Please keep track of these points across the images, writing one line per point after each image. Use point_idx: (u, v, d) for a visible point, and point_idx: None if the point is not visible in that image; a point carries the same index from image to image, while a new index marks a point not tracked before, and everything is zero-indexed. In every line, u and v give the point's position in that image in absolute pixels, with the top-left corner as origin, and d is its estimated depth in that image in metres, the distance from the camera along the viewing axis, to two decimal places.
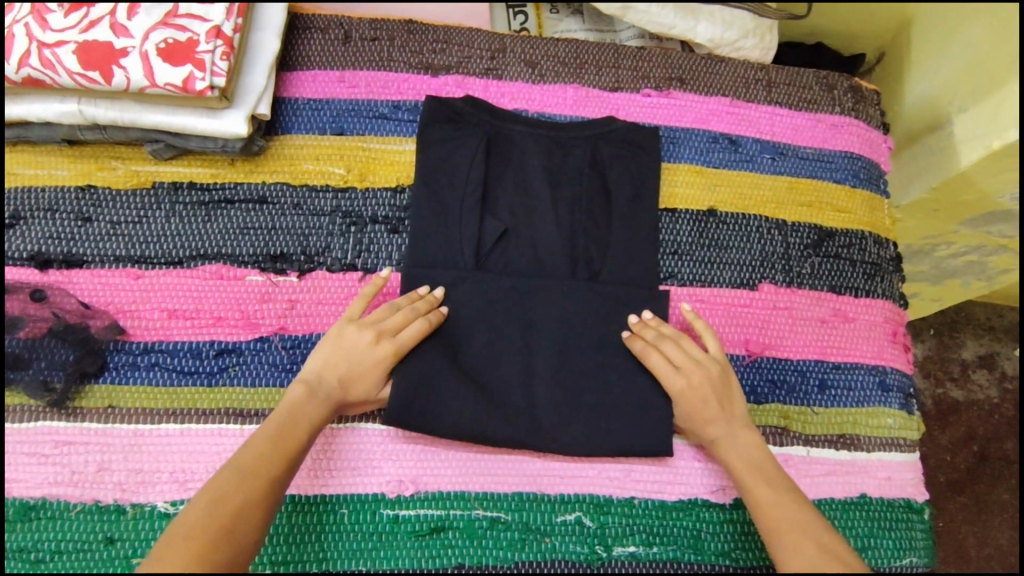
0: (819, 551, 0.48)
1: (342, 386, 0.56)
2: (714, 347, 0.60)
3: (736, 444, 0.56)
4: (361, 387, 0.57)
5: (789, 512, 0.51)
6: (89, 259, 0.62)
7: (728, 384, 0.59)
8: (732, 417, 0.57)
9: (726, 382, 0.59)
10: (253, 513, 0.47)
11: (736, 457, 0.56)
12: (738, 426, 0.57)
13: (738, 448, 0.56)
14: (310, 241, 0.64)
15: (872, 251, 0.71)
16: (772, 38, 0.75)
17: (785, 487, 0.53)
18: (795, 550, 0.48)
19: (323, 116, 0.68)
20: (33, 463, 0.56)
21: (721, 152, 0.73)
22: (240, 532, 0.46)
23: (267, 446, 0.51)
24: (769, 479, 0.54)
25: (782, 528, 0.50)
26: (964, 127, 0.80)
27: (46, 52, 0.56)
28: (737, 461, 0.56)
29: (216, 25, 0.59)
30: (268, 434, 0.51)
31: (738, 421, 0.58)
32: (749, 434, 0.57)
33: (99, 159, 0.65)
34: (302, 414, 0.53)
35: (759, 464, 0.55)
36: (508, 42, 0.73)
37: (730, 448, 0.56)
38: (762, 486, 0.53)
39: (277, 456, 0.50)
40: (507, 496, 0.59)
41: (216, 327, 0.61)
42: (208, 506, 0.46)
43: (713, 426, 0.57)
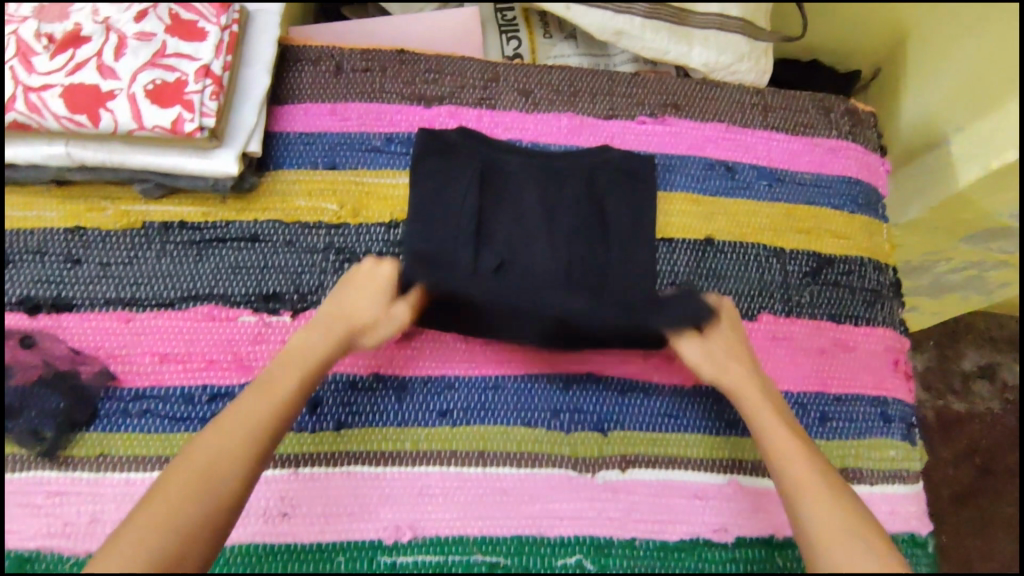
0: (845, 516, 0.50)
1: (350, 309, 0.59)
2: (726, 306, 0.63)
3: (751, 393, 0.58)
4: (371, 305, 0.59)
5: (800, 463, 0.53)
6: (79, 302, 0.61)
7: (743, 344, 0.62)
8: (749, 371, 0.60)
9: (737, 340, 0.62)
10: (244, 458, 0.49)
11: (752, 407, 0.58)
12: (755, 379, 0.60)
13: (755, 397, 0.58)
14: (304, 280, 0.63)
15: (872, 278, 0.71)
16: (766, 61, 0.75)
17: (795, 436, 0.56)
18: (820, 509, 0.51)
19: (314, 150, 0.68)
20: (25, 514, 0.56)
21: (718, 180, 0.72)
22: (232, 467, 0.49)
23: (286, 379, 0.54)
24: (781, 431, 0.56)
25: (791, 476, 0.53)
26: (963, 146, 0.80)
27: (33, 96, 0.56)
28: (751, 410, 0.58)
29: (205, 64, 0.58)
30: (287, 369, 0.55)
31: (754, 374, 0.60)
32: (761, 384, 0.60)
33: (88, 199, 0.64)
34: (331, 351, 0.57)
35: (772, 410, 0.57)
36: (501, 71, 0.73)
37: (745, 398, 0.58)
38: (771, 434, 0.56)
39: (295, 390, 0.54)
40: (506, 540, 0.58)
41: (209, 370, 0.60)
42: (223, 436, 0.50)
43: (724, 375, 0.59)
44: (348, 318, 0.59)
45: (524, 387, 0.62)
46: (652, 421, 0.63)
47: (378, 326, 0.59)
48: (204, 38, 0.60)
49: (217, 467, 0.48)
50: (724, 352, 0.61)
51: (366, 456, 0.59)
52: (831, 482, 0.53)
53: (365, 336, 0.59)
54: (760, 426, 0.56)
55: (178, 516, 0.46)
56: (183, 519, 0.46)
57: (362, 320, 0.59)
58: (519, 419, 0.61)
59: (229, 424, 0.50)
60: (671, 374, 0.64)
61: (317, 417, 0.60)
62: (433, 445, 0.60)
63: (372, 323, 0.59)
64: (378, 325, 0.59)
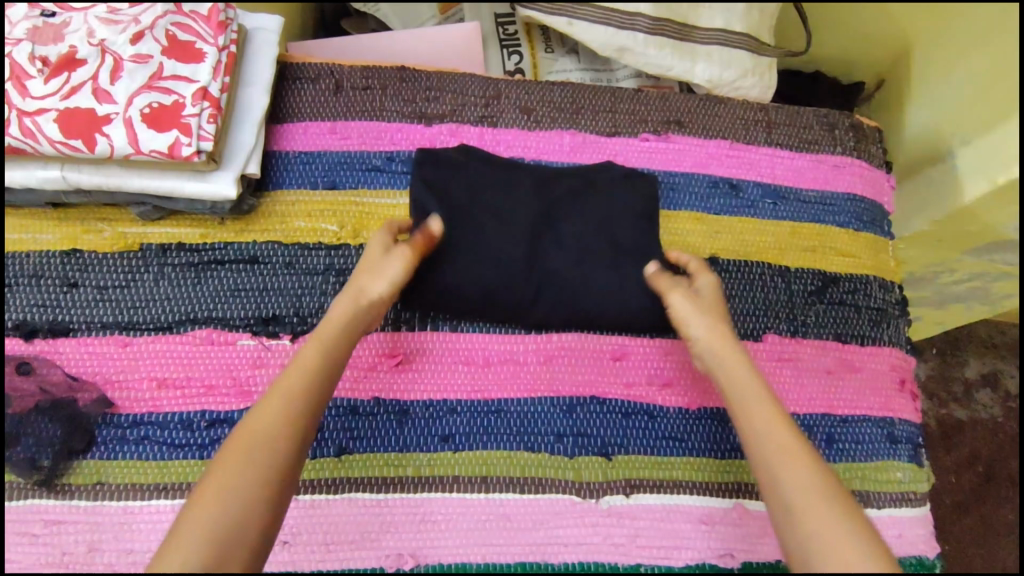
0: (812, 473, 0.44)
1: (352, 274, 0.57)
2: (706, 275, 0.61)
3: (716, 344, 0.54)
4: (366, 260, 0.57)
5: (767, 419, 0.48)
6: (75, 327, 0.60)
7: (720, 304, 0.58)
8: (716, 327, 0.55)
9: (712, 300, 0.58)
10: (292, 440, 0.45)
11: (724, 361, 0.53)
12: (723, 332, 0.55)
13: (723, 350, 0.54)
14: (303, 302, 0.62)
15: (877, 296, 0.70)
16: (771, 77, 0.75)
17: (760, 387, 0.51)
18: (787, 466, 0.45)
19: (314, 170, 0.67)
20: (22, 544, 0.55)
21: (722, 198, 0.71)
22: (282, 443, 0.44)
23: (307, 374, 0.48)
24: (745, 383, 0.51)
25: (755, 429, 0.48)
26: (968, 162, 0.78)
27: (27, 121, 0.55)
28: (722, 363, 0.53)
29: (203, 86, 0.58)
30: (307, 365, 0.49)
31: (723, 328, 0.56)
32: (731, 336, 0.55)
33: (85, 222, 0.63)
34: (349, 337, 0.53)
35: (742, 362, 0.53)
36: (502, 88, 0.72)
37: (715, 353, 0.54)
38: (734, 387, 0.51)
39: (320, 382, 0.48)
40: (510, 567, 0.57)
41: (207, 396, 0.59)
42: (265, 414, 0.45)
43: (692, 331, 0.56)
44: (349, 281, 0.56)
45: (528, 411, 0.62)
46: (657, 444, 0.62)
47: (375, 274, 0.56)
48: (201, 60, 0.59)
49: (256, 473, 0.42)
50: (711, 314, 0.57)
51: (369, 482, 0.58)
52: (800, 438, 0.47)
53: (364, 287, 0.55)
54: (727, 378, 0.52)
55: (223, 530, 0.40)
56: (231, 534, 0.40)
57: (358, 275, 0.56)
58: (522, 443, 0.60)
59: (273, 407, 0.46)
60: (676, 396, 0.63)
61: (318, 443, 0.59)
62: (435, 471, 0.59)
63: (367, 274, 0.56)
64: (375, 272, 0.56)
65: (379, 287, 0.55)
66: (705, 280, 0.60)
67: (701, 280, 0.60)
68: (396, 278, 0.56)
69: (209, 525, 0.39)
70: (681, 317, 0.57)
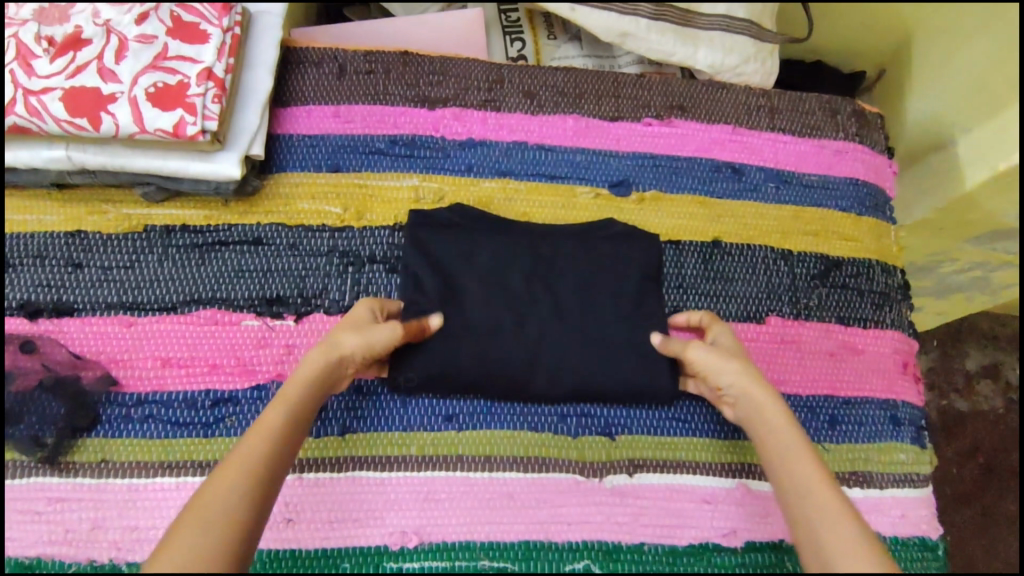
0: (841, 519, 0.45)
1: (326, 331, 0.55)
2: (720, 333, 0.60)
3: (755, 393, 0.54)
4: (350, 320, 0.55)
5: (810, 481, 0.48)
6: (80, 307, 0.60)
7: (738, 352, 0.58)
8: (755, 374, 0.55)
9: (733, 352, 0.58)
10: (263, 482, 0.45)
11: (765, 417, 0.53)
12: (761, 379, 0.55)
13: (766, 401, 0.53)
14: (307, 283, 0.63)
15: (880, 280, 0.70)
16: (773, 62, 0.74)
17: (805, 444, 0.51)
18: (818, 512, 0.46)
19: (318, 153, 0.67)
20: (26, 521, 0.55)
21: (725, 182, 0.71)
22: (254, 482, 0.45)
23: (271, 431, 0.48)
24: (789, 438, 0.51)
25: (801, 492, 0.48)
26: (971, 148, 0.79)
27: (33, 99, 0.55)
28: (761, 416, 0.53)
29: (207, 67, 0.58)
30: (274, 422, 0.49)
31: (759, 375, 0.55)
32: (767, 384, 0.55)
33: (89, 203, 0.63)
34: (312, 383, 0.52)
35: (782, 415, 0.53)
36: (505, 73, 0.72)
37: (754, 404, 0.54)
38: (778, 442, 0.51)
39: (283, 442, 0.48)
40: (513, 545, 0.57)
41: (211, 375, 0.59)
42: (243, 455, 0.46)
43: (727, 380, 0.55)
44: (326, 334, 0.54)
45: None
46: (660, 424, 0.62)
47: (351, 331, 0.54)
48: (206, 41, 0.60)
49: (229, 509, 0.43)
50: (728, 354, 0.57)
51: (374, 461, 0.58)
52: (844, 500, 0.47)
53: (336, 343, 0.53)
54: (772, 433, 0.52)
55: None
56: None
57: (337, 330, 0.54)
58: (525, 424, 0.61)
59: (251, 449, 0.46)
60: None
61: (323, 421, 0.59)
62: (439, 450, 0.59)
63: (346, 330, 0.54)
64: (353, 330, 0.54)
65: (351, 346, 0.53)
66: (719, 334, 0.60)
67: (718, 333, 0.60)
68: (371, 340, 0.54)
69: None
70: (710, 365, 0.56)
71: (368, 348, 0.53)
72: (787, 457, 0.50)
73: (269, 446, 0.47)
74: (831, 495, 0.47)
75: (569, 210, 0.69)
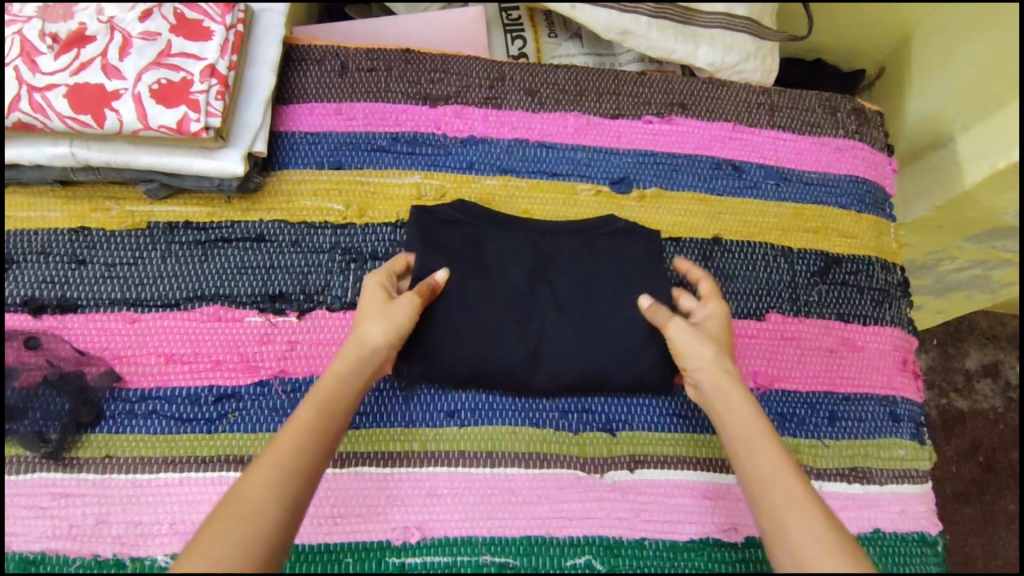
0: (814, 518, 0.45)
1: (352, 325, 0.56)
2: (710, 304, 0.60)
3: (721, 381, 0.54)
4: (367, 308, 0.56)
5: (782, 478, 0.48)
6: (84, 303, 0.61)
7: (723, 331, 0.59)
8: (722, 362, 0.56)
9: (716, 332, 0.58)
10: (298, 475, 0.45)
11: (730, 407, 0.53)
12: (728, 369, 0.55)
13: (732, 391, 0.54)
14: (310, 280, 0.63)
15: (879, 278, 0.71)
16: (772, 60, 0.74)
17: (770, 435, 0.51)
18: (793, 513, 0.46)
19: (320, 150, 0.67)
20: (30, 516, 0.55)
21: (725, 179, 0.72)
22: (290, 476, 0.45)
23: (303, 432, 0.47)
24: (754, 429, 0.51)
25: (768, 485, 0.48)
26: (970, 147, 0.78)
27: (37, 96, 0.55)
28: (726, 405, 0.53)
29: (210, 64, 0.59)
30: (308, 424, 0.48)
31: (726, 364, 0.56)
32: (734, 373, 0.55)
33: (93, 200, 0.63)
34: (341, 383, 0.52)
35: (749, 406, 0.53)
36: (507, 70, 0.72)
37: (719, 391, 0.54)
38: (745, 436, 0.51)
39: (320, 440, 0.47)
40: (515, 540, 0.57)
41: (214, 371, 0.59)
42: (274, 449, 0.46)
43: (697, 364, 0.56)
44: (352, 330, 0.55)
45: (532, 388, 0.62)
46: (661, 420, 0.62)
47: (375, 322, 0.55)
48: (209, 38, 0.60)
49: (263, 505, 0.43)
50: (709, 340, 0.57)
51: (376, 456, 0.59)
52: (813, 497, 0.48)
53: (362, 336, 0.54)
54: (735, 422, 0.52)
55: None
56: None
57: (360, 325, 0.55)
58: (527, 420, 0.61)
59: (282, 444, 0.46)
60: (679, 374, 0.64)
61: None
62: (441, 446, 0.59)
63: (368, 322, 0.55)
64: (376, 321, 0.55)
65: (379, 335, 0.54)
66: (710, 309, 0.59)
67: (708, 307, 0.60)
68: (396, 323, 0.55)
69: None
70: (685, 345, 0.57)
71: (397, 332, 0.55)
72: (754, 448, 0.50)
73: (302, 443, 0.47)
74: (800, 491, 0.47)
75: (570, 207, 0.69)
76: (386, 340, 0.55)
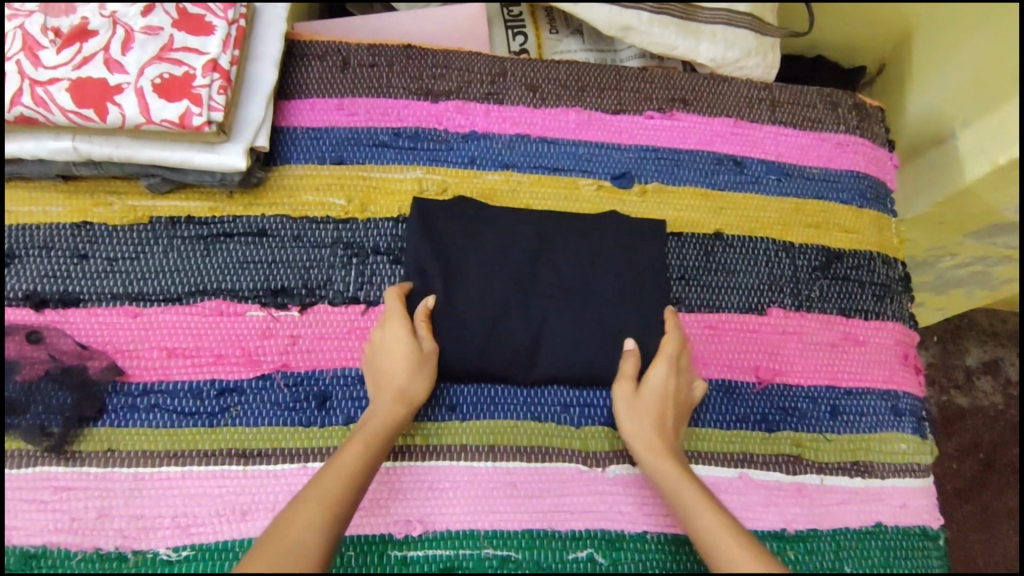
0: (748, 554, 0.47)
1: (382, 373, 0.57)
2: (657, 367, 0.58)
3: (659, 462, 0.55)
4: (406, 360, 0.57)
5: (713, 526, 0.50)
6: (86, 297, 0.61)
7: (663, 399, 0.58)
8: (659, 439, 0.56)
9: (654, 401, 0.57)
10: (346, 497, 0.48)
11: (670, 476, 0.54)
12: (662, 447, 0.56)
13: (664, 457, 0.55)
14: (312, 274, 0.63)
15: (881, 272, 0.71)
16: (773, 57, 0.75)
17: (715, 505, 0.51)
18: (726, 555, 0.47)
19: (322, 145, 0.67)
20: (31, 510, 0.55)
21: (726, 174, 0.72)
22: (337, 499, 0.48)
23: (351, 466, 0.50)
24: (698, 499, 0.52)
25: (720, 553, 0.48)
26: (969, 142, 0.78)
27: (39, 90, 0.56)
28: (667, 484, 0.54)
29: (212, 59, 0.59)
30: (336, 476, 0.49)
31: (663, 440, 0.56)
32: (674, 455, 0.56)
33: (94, 194, 0.64)
34: (390, 428, 0.54)
35: (688, 480, 0.53)
36: (508, 66, 0.72)
37: (656, 465, 0.55)
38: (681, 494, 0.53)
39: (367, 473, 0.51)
40: (517, 534, 0.57)
41: (217, 365, 0.59)
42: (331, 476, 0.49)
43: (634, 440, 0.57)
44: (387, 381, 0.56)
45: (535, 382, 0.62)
46: None
47: (419, 379, 0.57)
48: (211, 33, 0.60)
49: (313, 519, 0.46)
50: (643, 416, 0.57)
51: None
52: (761, 554, 0.47)
53: (408, 393, 0.56)
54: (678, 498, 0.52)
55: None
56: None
57: (401, 378, 0.56)
58: (529, 414, 0.61)
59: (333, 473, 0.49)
60: None
61: (327, 411, 0.59)
62: (443, 440, 0.59)
63: (412, 378, 0.57)
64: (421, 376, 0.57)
65: (421, 390, 0.57)
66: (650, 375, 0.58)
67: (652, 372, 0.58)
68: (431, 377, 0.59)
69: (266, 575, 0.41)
70: (624, 424, 0.58)
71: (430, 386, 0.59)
72: (700, 520, 0.50)
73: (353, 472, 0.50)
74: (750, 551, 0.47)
75: (571, 202, 0.69)
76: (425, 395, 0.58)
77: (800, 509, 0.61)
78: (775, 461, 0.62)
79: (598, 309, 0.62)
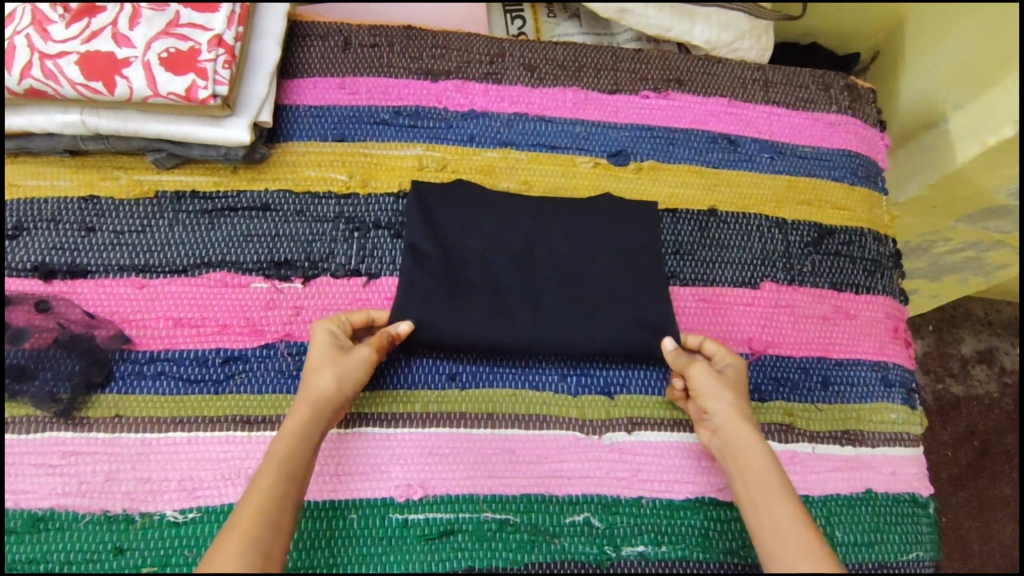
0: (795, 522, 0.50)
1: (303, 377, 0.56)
2: (731, 359, 0.61)
3: (743, 434, 0.55)
4: (316, 357, 0.56)
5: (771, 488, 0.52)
6: (93, 269, 0.62)
7: (741, 385, 0.60)
8: (742, 413, 0.57)
9: (736, 385, 0.59)
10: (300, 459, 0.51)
11: (743, 440, 0.55)
12: (744, 417, 0.57)
13: (742, 424, 0.56)
14: (314, 248, 0.64)
15: (872, 248, 0.72)
16: (768, 39, 0.77)
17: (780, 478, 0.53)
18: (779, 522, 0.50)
19: (324, 123, 0.69)
20: (40, 474, 0.56)
21: (721, 152, 0.73)
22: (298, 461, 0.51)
23: (306, 424, 0.53)
24: (769, 483, 0.52)
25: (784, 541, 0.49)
26: (960, 125, 0.79)
27: (49, 63, 0.58)
28: (743, 460, 0.54)
29: (217, 34, 0.61)
30: (290, 436, 0.52)
31: (745, 413, 0.57)
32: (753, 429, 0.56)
33: (102, 169, 0.65)
34: (318, 416, 0.54)
35: (764, 451, 0.54)
36: (506, 47, 0.74)
37: (730, 426, 0.56)
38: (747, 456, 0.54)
39: (308, 441, 0.52)
40: (515, 498, 0.59)
41: (221, 335, 0.61)
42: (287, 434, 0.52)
43: (717, 409, 0.57)
44: (304, 378, 0.55)
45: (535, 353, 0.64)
46: (657, 384, 0.64)
47: (325, 371, 0.55)
48: (216, 10, 0.62)
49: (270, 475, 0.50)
50: (727, 387, 0.58)
51: (354, 417, 0.60)
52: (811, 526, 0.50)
53: (312, 388, 0.54)
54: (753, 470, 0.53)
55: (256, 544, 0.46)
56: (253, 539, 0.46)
57: (308, 378, 0.55)
58: (527, 382, 0.63)
59: (286, 431, 0.52)
60: None
61: None
62: (442, 407, 0.61)
63: (314, 373, 0.55)
64: (328, 375, 0.55)
65: (332, 386, 0.55)
66: (729, 364, 0.61)
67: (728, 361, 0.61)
68: (349, 374, 0.56)
69: (243, 540, 0.46)
70: (706, 392, 0.58)
71: (348, 384, 0.56)
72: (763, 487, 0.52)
73: (305, 431, 0.52)
74: (814, 544, 0.48)
75: (569, 178, 0.71)
76: (335, 387, 0.55)
77: (793, 476, 0.62)
78: (768, 430, 0.64)
79: (592, 282, 0.64)
